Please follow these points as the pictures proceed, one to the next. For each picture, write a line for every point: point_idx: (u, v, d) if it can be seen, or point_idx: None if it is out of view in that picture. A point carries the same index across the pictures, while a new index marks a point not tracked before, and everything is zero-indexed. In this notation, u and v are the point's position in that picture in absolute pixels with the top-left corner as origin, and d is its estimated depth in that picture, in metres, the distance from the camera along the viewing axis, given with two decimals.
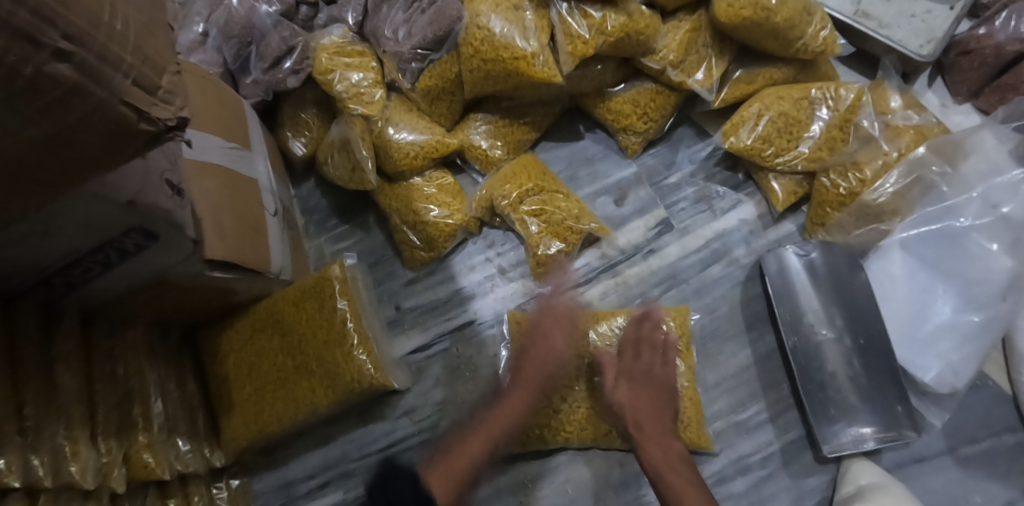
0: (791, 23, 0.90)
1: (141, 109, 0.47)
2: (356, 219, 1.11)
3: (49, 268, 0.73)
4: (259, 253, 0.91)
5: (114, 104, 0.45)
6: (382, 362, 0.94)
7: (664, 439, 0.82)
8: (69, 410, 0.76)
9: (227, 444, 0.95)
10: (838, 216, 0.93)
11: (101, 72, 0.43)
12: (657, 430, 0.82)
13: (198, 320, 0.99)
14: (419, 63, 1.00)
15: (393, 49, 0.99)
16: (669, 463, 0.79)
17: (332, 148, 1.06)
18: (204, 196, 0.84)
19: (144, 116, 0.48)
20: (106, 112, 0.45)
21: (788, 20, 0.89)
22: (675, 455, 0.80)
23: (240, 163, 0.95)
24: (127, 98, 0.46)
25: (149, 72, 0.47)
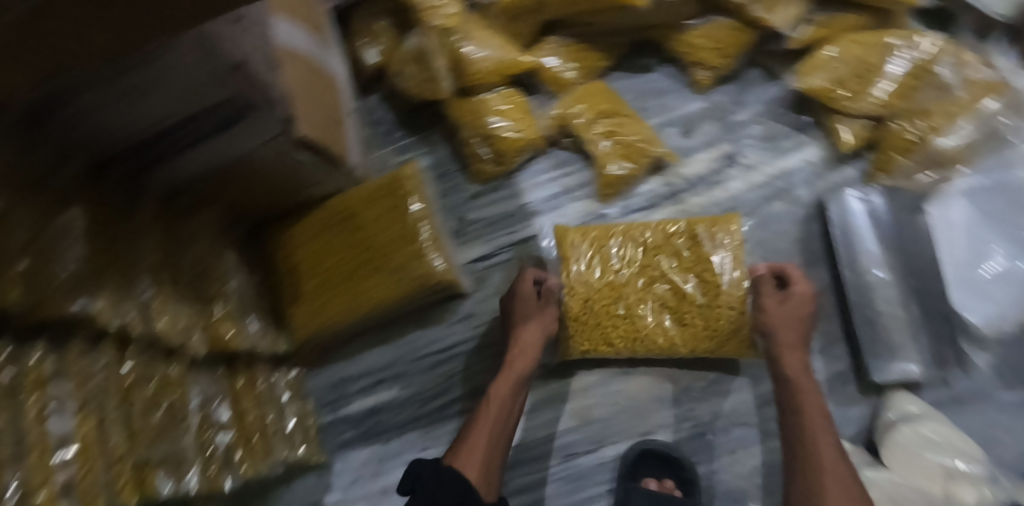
0: None
1: None
2: (423, 132, 1.11)
3: (143, 133, 0.74)
4: (340, 144, 0.91)
5: None
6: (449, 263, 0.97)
7: (797, 351, 0.85)
8: (155, 272, 0.78)
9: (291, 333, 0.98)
10: (903, 161, 0.96)
11: None
12: (794, 345, 0.85)
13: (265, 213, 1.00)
14: None
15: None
16: (801, 370, 0.84)
17: (406, 60, 1.06)
18: (296, 79, 0.84)
19: None
20: None
21: None
22: (803, 368, 0.84)
23: (322, 57, 0.95)
24: None
25: None
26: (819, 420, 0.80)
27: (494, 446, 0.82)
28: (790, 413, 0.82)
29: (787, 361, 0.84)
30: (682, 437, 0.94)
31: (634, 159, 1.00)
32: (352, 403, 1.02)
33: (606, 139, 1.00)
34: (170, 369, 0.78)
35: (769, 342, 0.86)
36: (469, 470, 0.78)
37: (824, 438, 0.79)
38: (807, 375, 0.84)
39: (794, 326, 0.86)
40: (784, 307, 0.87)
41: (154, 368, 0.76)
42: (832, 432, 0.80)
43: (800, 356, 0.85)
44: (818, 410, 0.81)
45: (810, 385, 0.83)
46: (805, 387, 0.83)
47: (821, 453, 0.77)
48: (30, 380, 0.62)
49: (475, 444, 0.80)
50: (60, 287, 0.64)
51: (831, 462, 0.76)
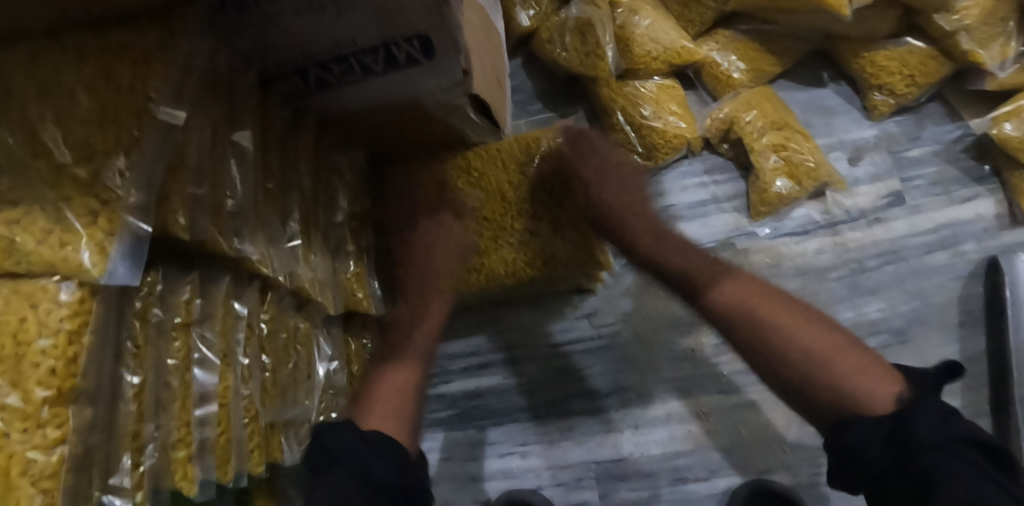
0: None
1: None
2: (564, 109, 1.04)
3: (318, 56, 0.66)
4: (500, 109, 0.83)
5: None
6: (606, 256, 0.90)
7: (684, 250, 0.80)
8: (301, 212, 0.70)
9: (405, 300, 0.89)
10: None
11: None
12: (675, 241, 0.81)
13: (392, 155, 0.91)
14: None
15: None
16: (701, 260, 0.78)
17: (565, 27, 0.97)
18: (473, 28, 0.76)
19: None
20: None
21: None
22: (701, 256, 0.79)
23: (492, 9, 0.87)
24: None
25: None
26: (786, 310, 0.70)
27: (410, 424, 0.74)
28: (769, 346, 0.68)
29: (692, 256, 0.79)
30: (801, 484, 0.87)
31: (801, 181, 0.90)
32: (452, 381, 0.95)
33: (776, 153, 0.91)
34: (299, 323, 0.71)
35: (661, 241, 0.81)
36: (385, 430, 0.70)
37: (808, 329, 0.68)
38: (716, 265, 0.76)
39: (628, 198, 0.84)
40: (614, 178, 0.86)
41: (286, 320, 0.68)
42: (810, 325, 0.68)
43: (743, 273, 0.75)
44: (791, 312, 0.70)
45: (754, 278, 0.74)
46: (715, 276, 0.75)
47: (837, 364, 0.64)
48: (178, 320, 0.55)
49: (389, 393, 0.75)
50: (224, 216, 0.57)
51: (833, 348, 0.66)
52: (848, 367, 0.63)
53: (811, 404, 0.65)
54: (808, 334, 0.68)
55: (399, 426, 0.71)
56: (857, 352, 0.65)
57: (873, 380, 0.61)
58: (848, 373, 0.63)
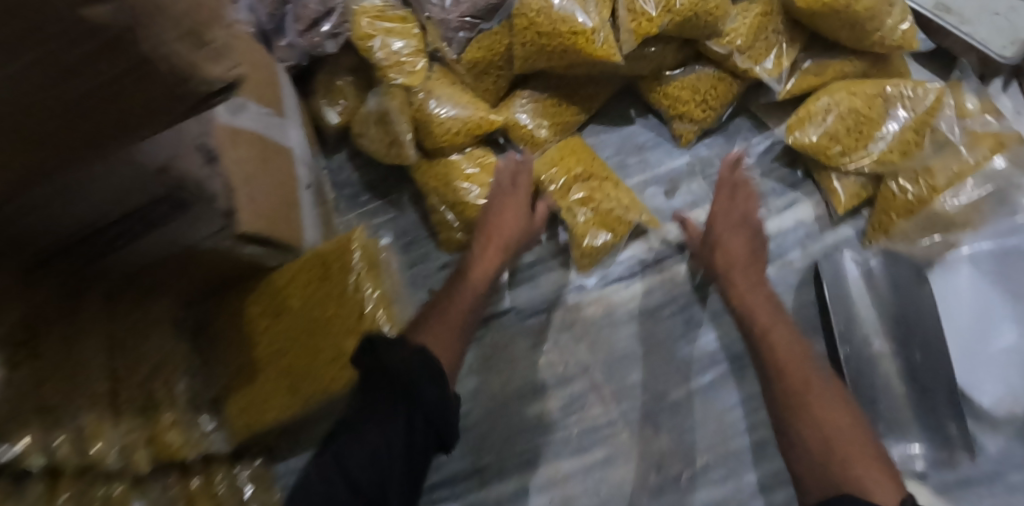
0: (872, 14, 0.88)
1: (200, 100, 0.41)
2: (389, 195, 1.05)
3: (72, 236, 0.69)
4: (292, 228, 0.85)
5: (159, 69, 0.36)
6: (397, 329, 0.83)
7: (755, 286, 0.81)
8: (89, 386, 0.72)
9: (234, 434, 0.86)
10: (903, 224, 0.89)
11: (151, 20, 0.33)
12: (747, 279, 0.82)
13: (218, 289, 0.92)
14: (467, 32, 0.97)
15: (439, 15, 0.96)
16: (762, 304, 0.79)
17: (368, 119, 0.99)
18: (239, 165, 0.78)
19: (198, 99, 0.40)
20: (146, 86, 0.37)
21: (869, 9, 0.87)
22: (764, 297, 0.80)
23: (274, 129, 0.89)
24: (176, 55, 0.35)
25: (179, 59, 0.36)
26: (812, 389, 0.69)
27: (465, 336, 0.79)
28: (775, 369, 0.72)
29: (759, 315, 0.78)
30: None
31: (615, 227, 0.92)
32: None
33: (584, 210, 0.92)
34: (113, 489, 0.73)
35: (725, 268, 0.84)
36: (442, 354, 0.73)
37: (828, 412, 0.67)
38: (775, 312, 0.78)
39: (732, 212, 0.87)
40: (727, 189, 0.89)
41: (91, 494, 0.71)
42: (848, 410, 0.67)
43: (765, 296, 0.80)
44: (803, 369, 0.71)
45: (782, 326, 0.76)
46: (770, 321, 0.77)
47: (846, 440, 0.64)
48: None
49: (452, 321, 0.79)
50: None
51: (856, 443, 0.64)
52: (841, 433, 0.65)
53: (801, 476, 0.65)
54: (836, 428, 0.65)
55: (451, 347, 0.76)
56: (868, 451, 0.63)
57: (877, 480, 0.60)
58: (839, 436, 0.64)
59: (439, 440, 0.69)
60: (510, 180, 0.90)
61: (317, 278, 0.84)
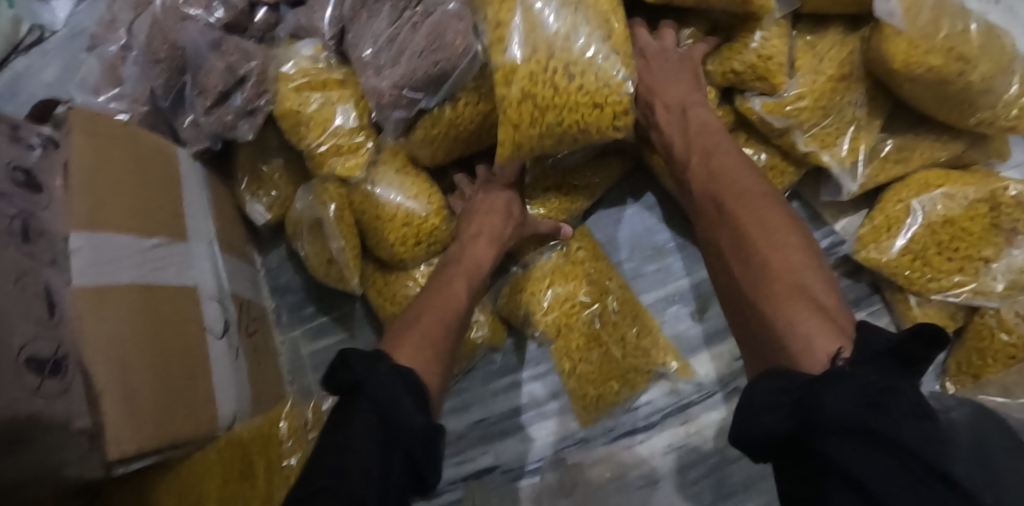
0: (987, 85, 0.66)
1: None
2: (341, 309, 0.84)
3: None
4: (200, 406, 0.64)
5: None
6: None
7: (748, 208, 0.60)
8: None
9: None
10: (1003, 372, 0.67)
11: None
12: (747, 193, 0.61)
13: None
14: (406, 111, 0.69)
15: (369, 83, 0.68)
16: (779, 251, 0.55)
17: (301, 225, 0.77)
18: (109, 346, 0.57)
19: None
20: None
21: (984, 78, 0.65)
22: (789, 242, 0.56)
23: (167, 264, 0.66)
24: None
25: None
26: (813, 329, 0.48)
27: (443, 330, 0.62)
28: (758, 280, 0.55)
29: (740, 217, 0.59)
30: None
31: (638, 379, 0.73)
32: None
33: (590, 351, 0.73)
34: None
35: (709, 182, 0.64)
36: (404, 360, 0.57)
37: (813, 322, 0.49)
38: (787, 222, 0.58)
39: (734, 166, 0.64)
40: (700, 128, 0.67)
41: None
42: (836, 325, 0.48)
43: (813, 287, 0.52)
44: (797, 291, 0.52)
45: (810, 279, 0.53)
46: (790, 287, 0.52)
47: (816, 357, 0.46)
48: None
49: (431, 310, 0.63)
50: None
51: (829, 352, 0.46)
52: (806, 332, 0.48)
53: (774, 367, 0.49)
54: (810, 321, 0.50)
55: (424, 363, 0.58)
56: (839, 340, 0.47)
57: (823, 347, 0.47)
58: (808, 350, 0.47)
59: (418, 480, 0.49)
60: (483, 207, 0.72)
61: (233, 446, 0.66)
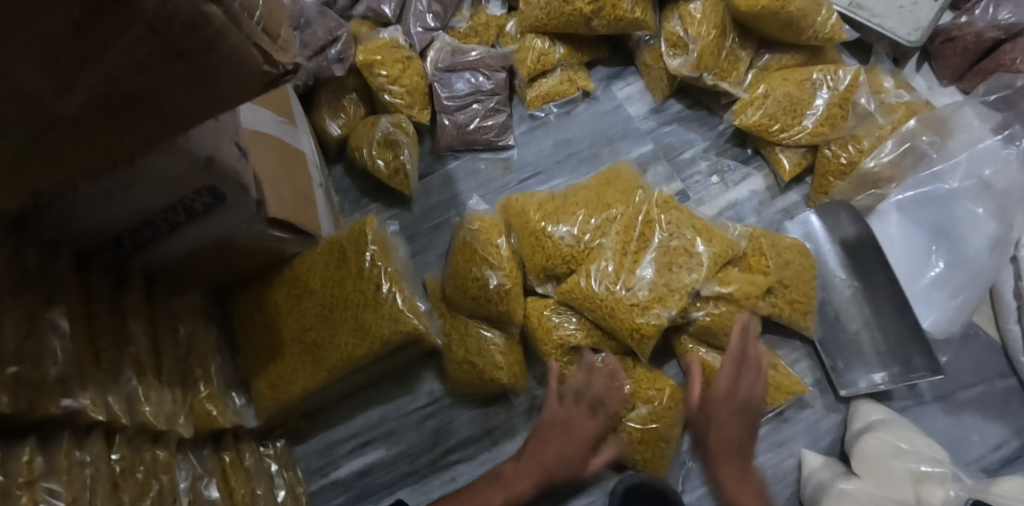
0: (804, 12, 1.03)
1: (268, 53, 0.49)
2: (388, 197, 1.17)
3: (124, 224, 0.78)
4: (310, 219, 0.96)
5: (246, 47, 0.47)
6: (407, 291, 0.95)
7: (738, 449, 0.89)
8: (140, 359, 0.80)
9: (262, 409, 0.95)
10: (840, 184, 1.04)
11: (239, 17, 0.45)
12: (732, 468, 0.88)
13: (234, 281, 1.00)
14: (449, 118, 1.15)
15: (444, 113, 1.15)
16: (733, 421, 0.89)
17: (368, 138, 1.12)
18: (263, 163, 0.89)
19: (269, 59, 0.49)
20: (240, 55, 0.47)
21: (801, 9, 1.02)
22: (744, 424, 0.89)
23: (288, 137, 1.00)
24: (258, 43, 0.48)
25: (272, 22, 0.47)
26: None
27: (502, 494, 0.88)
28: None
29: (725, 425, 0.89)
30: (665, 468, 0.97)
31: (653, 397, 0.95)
32: (341, 466, 1.03)
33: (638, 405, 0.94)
34: (157, 453, 0.79)
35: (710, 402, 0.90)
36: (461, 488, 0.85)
37: None
38: (747, 424, 0.90)
39: (737, 404, 0.90)
40: (744, 372, 0.91)
41: (142, 454, 0.76)
42: None
43: (740, 429, 0.89)
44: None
45: (746, 471, 0.88)
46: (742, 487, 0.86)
47: None
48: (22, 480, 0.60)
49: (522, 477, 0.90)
50: (49, 386, 0.66)
51: None
52: None
53: None
54: None
55: (480, 494, 0.86)
56: None
57: None
58: None
59: None
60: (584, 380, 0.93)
61: (347, 257, 0.94)
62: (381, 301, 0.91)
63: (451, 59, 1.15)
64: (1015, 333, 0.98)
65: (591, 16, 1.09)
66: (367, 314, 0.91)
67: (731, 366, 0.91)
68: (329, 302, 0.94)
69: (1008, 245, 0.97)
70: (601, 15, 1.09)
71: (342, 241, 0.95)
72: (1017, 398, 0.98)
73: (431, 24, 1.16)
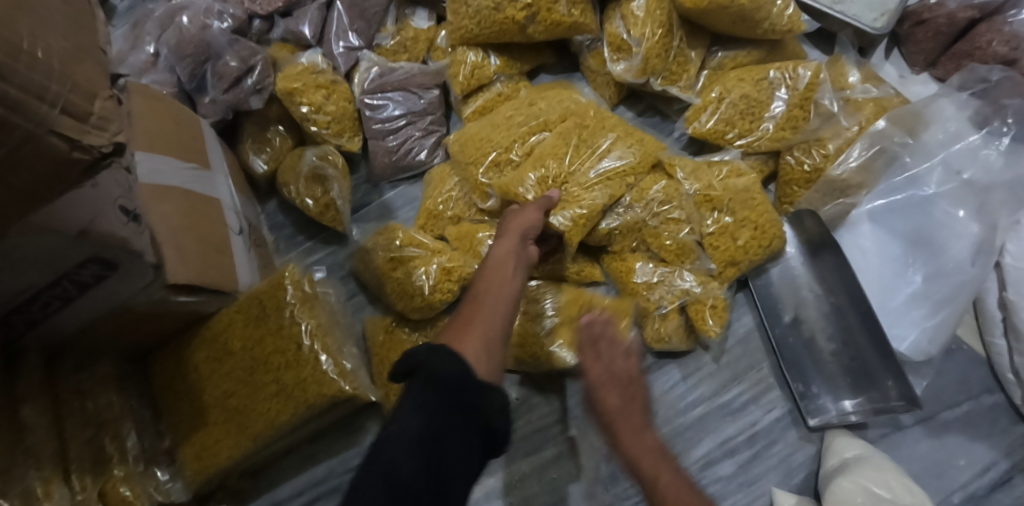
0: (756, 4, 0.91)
1: (74, 140, 0.54)
2: (324, 233, 1.09)
3: (3, 307, 0.69)
4: (225, 274, 0.88)
5: (43, 135, 0.51)
6: (336, 347, 0.88)
7: (640, 435, 0.73)
8: (36, 449, 0.72)
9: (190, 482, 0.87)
10: (806, 193, 0.94)
11: (25, 103, 0.48)
12: (632, 427, 0.73)
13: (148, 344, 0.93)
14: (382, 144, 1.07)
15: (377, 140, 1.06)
16: None
17: (295, 175, 1.03)
18: (164, 220, 0.81)
19: (75, 144, 0.54)
20: (34, 144, 0.50)
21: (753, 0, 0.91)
22: None
23: (200, 183, 0.92)
24: (54, 128, 0.51)
25: (77, 100, 0.54)
26: None
27: (500, 320, 0.67)
28: None
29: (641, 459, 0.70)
30: None
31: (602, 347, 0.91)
32: None
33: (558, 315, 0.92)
34: None
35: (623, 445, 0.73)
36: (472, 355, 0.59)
37: None
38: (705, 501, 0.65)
39: (631, 406, 0.75)
40: (612, 376, 0.76)
41: None
42: None
43: (678, 472, 0.69)
44: None
45: None
46: None
47: None
48: None
49: (480, 304, 0.68)
50: None
51: None
52: None
53: None
54: None
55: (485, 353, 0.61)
56: None
57: None
58: None
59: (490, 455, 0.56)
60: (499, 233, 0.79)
61: (270, 313, 0.87)
62: (303, 361, 0.84)
63: (378, 80, 1.06)
64: (1001, 346, 0.90)
65: (528, 19, 0.99)
66: (291, 377, 0.84)
67: (592, 350, 0.78)
68: (251, 365, 0.86)
69: (993, 252, 0.88)
70: (537, 20, 0.98)
71: (259, 296, 0.88)
72: (1006, 416, 0.90)
73: (355, 43, 1.07)
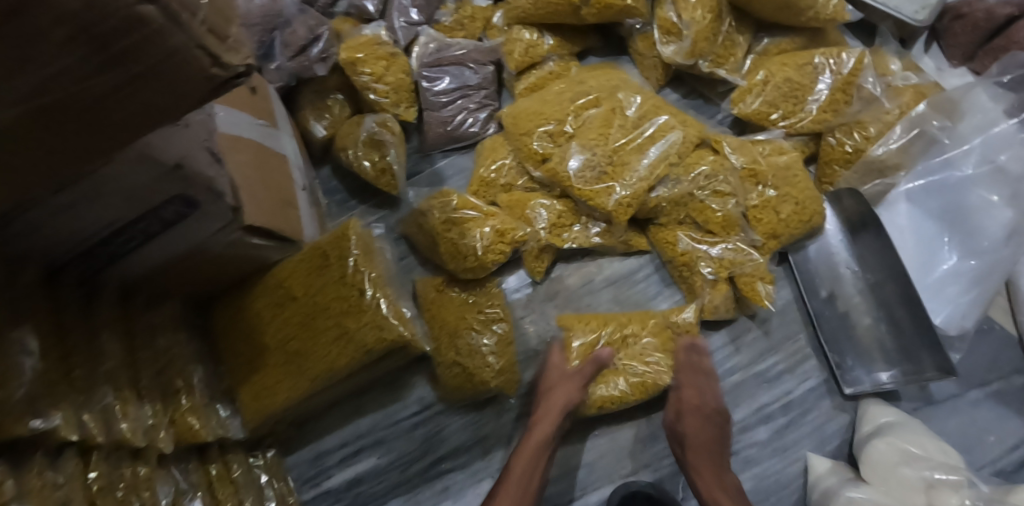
0: None
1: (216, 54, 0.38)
2: (376, 199, 1.14)
3: (94, 237, 0.73)
4: (291, 224, 0.93)
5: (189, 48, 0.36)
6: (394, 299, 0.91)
7: (716, 472, 0.87)
8: (115, 375, 0.75)
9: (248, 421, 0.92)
10: (845, 173, 0.99)
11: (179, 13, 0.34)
12: (710, 463, 0.86)
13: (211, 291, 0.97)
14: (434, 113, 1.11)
15: (431, 109, 1.11)
16: None
17: (352, 138, 1.08)
18: (240, 169, 0.84)
19: (217, 61, 0.38)
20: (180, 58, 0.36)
21: None
22: None
23: (269, 139, 0.96)
24: (203, 43, 0.37)
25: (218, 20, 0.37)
26: None
27: (531, 477, 0.84)
28: None
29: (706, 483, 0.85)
30: (665, 474, 0.94)
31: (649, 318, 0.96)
32: (333, 475, 1.01)
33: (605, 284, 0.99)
34: (138, 469, 0.75)
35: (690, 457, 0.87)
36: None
37: None
38: None
39: (705, 433, 0.88)
40: (698, 411, 0.90)
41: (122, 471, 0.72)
42: None
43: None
44: None
45: None
46: None
47: None
48: None
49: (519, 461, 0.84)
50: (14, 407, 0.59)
51: None
52: None
53: None
54: None
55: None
56: None
57: None
58: None
59: None
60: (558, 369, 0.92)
61: (334, 263, 0.91)
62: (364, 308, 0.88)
63: (436, 54, 1.11)
64: None
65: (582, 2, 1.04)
66: (352, 322, 0.88)
67: (685, 377, 0.92)
68: (313, 309, 0.91)
69: None
70: (590, 2, 1.04)
71: (322, 246, 0.92)
72: None
73: (416, 18, 1.13)
